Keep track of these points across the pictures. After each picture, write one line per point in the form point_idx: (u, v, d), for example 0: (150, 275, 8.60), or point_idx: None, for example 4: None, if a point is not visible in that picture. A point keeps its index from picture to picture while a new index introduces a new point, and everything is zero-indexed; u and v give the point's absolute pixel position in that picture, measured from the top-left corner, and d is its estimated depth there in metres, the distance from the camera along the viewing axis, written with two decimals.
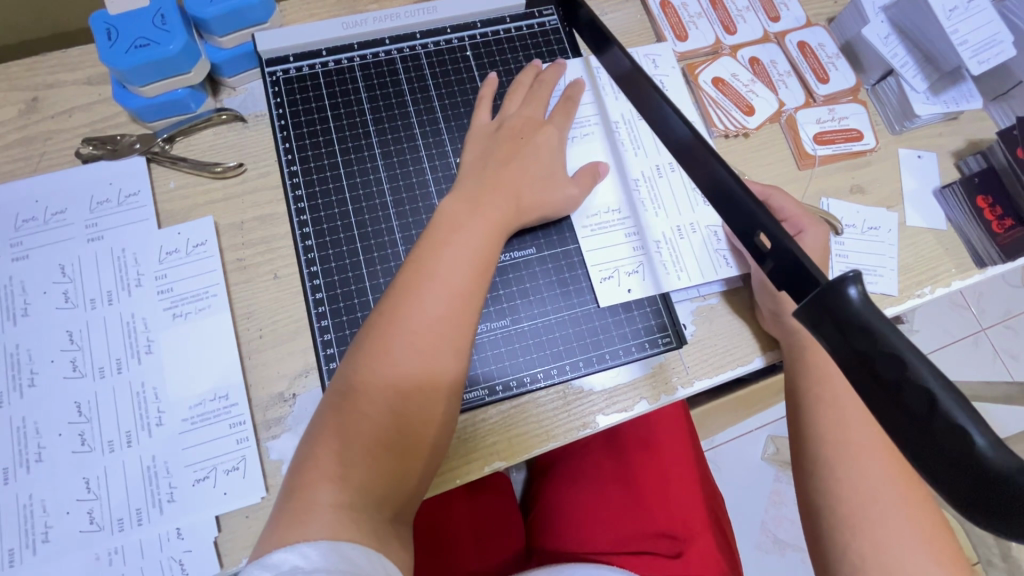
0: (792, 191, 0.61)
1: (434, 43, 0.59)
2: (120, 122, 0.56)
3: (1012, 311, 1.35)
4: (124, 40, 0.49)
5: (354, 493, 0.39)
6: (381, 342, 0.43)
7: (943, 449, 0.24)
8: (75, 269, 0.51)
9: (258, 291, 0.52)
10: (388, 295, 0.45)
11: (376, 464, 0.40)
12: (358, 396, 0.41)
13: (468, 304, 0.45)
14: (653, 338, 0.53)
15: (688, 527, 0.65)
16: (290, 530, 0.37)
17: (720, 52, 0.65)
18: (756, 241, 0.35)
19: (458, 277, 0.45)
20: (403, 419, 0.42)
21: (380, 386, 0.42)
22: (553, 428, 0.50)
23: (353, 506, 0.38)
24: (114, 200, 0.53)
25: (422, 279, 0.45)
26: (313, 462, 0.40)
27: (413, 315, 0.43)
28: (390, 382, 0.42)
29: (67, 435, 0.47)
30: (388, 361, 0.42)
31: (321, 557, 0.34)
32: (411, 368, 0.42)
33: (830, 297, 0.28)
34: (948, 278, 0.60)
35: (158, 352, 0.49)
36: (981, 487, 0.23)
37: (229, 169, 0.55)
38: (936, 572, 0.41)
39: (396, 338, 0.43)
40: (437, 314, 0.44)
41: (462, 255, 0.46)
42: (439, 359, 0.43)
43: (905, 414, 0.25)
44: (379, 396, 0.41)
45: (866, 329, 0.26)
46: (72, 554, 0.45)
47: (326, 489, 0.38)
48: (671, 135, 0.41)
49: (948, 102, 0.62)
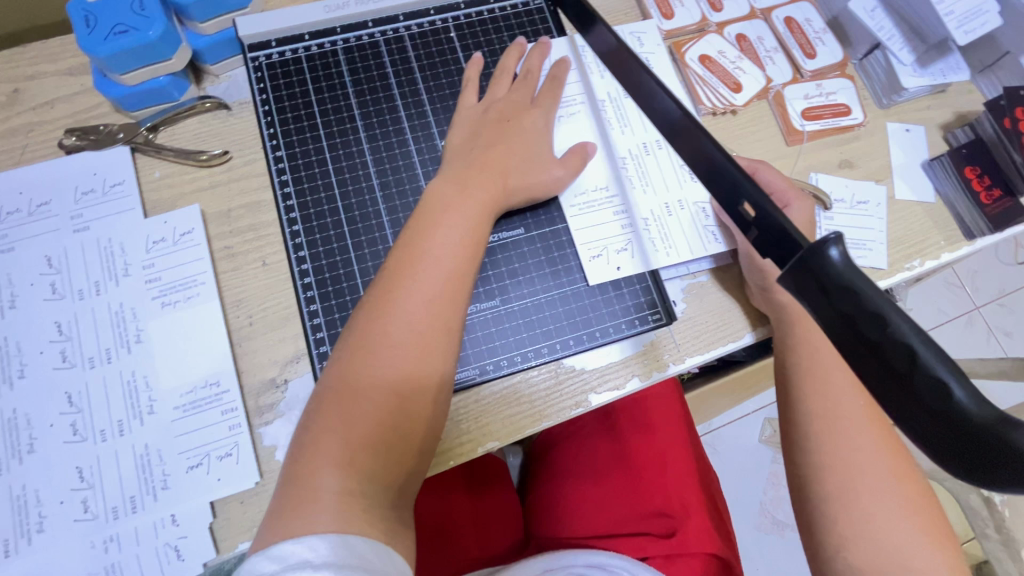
0: (782, 167, 0.61)
1: (417, 26, 0.59)
2: (103, 112, 0.56)
3: (1006, 289, 1.35)
4: (103, 27, 0.48)
5: (352, 474, 0.38)
6: (374, 323, 0.42)
7: (923, 405, 0.24)
8: (61, 260, 0.51)
9: (247, 278, 0.52)
10: (381, 277, 0.45)
11: (373, 444, 0.40)
12: (353, 378, 0.41)
13: (461, 283, 0.45)
14: (643, 315, 0.53)
15: (684, 505, 0.64)
16: (290, 516, 0.37)
17: (706, 29, 0.65)
18: (740, 209, 0.35)
19: (450, 256, 0.45)
20: (399, 400, 0.41)
21: (375, 367, 0.41)
22: (546, 408, 0.50)
23: (351, 488, 0.38)
24: (99, 190, 0.53)
25: (414, 259, 0.45)
26: (309, 445, 0.39)
27: (405, 294, 0.43)
28: (385, 362, 0.42)
29: (59, 426, 0.47)
30: (382, 342, 0.42)
31: (331, 550, 0.34)
32: (405, 348, 0.42)
33: (812, 260, 0.27)
34: (937, 251, 0.60)
35: (148, 341, 0.49)
36: (958, 439, 0.24)
37: (214, 157, 0.55)
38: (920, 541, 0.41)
39: (389, 318, 0.43)
40: (430, 293, 0.44)
41: (451, 233, 0.46)
42: (433, 338, 0.43)
43: (888, 372, 0.25)
44: (374, 377, 0.41)
45: (849, 289, 0.26)
46: (67, 543, 0.45)
47: (324, 472, 0.38)
48: (655, 110, 0.41)
49: (935, 74, 0.61)
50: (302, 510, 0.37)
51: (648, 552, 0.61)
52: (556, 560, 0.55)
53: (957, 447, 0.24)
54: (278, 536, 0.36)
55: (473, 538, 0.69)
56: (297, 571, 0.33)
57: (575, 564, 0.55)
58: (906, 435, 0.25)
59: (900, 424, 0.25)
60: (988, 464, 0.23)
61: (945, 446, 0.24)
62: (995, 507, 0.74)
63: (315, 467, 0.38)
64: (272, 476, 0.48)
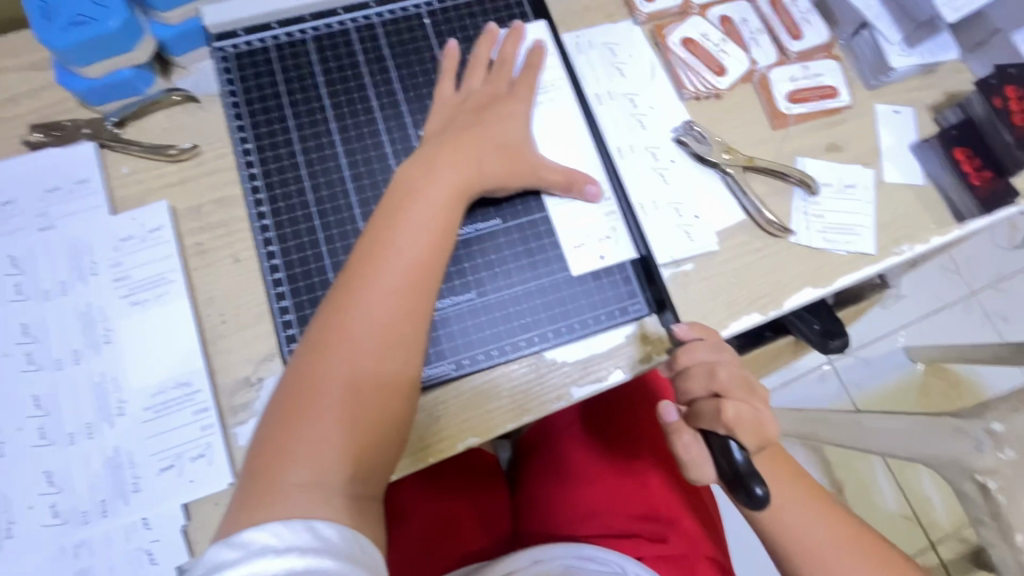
0: (768, 152, 0.60)
1: (389, 12, 0.57)
2: (69, 107, 0.54)
3: (1003, 273, 1.34)
4: (61, 18, 0.47)
5: (318, 466, 0.37)
6: (338, 313, 0.41)
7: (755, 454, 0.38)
8: (27, 259, 0.50)
9: (220, 275, 0.51)
10: (346, 267, 0.44)
11: (340, 434, 0.39)
12: (316, 368, 0.40)
13: (431, 270, 0.44)
14: (623, 306, 0.52)
15: (672, 511, 0.65)
16: (255, 506, 0.36)
17: (689, 12, 0.63)
18: None
19: (417, 244, 0.44)
20: (365, 389, 0.40)
21: (338, 357, 0.40)
22: (527, 403, 0.49)
23: (317, 479, 0.37)
24: (65, 187, 0.51)
25: (379, 246, 0.44)
26: (272, 438, 0.38)
27: (371, 287, 0.42)
28: (348, 356, 0.40)
29: (27, 429, 0.46)
30: (346, 336, 0.41)
31: (295, 536, 0.34)
32: (370, 339, 0.41)
33: None
34: (927, 234, 0.58)
35: (117, 342, 0.48)
36: None
37: (184, 151, 0.53)
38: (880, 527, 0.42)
39: (354, 311, 0.42)
40: (394, 281, 0.43)
41: (418, 223, 0.45)
42: (400, 327, 0.42)
43: None
44: (339, 367, 0.40)
45: None
46: (36, 547, 0.44)
47: (289, 469, 0.37)
48: None
49: (924, 54, 0.60)
50: (268, 500, 0.36)
51: (641, 554, 0.61)
52: (544, 551, 0.54)
53: None
54: (241, 523, 0.35)
55: (459, 534, 0.68)
56: (258, 557, 0.33)
57: (564, 556, 0.54)
58: None
59: None
60: None
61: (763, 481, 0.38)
62: (991, 493, 0.69)
63: (280, 459, 0.37)
64: None
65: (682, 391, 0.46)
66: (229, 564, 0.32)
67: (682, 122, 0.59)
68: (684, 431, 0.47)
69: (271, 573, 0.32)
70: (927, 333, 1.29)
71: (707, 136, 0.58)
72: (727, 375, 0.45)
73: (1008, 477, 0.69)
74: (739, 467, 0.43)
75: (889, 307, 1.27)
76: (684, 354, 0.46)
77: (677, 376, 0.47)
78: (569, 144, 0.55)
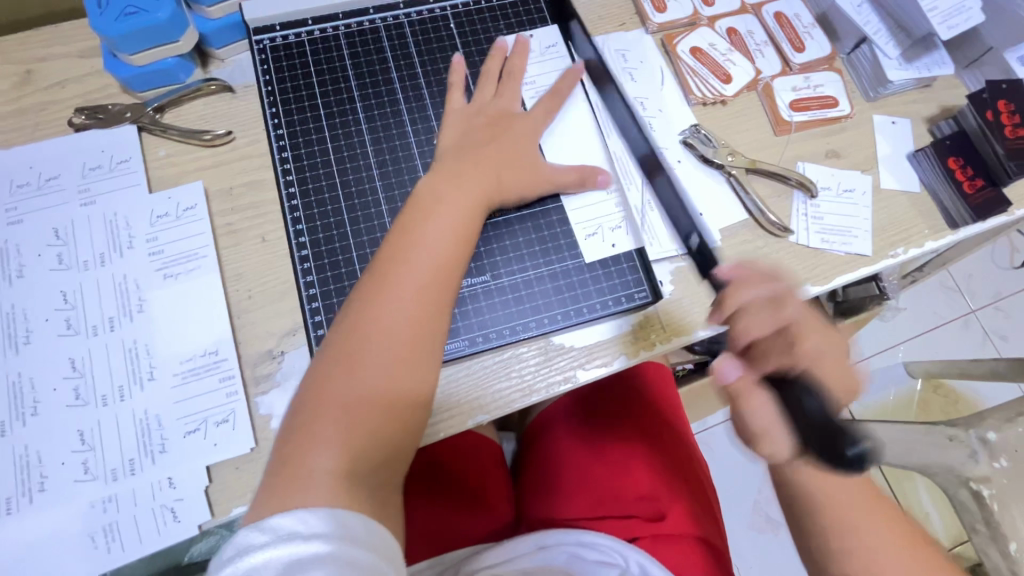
0: (770, 156, 0.63)
1: (417, 13, 0.60)
2: (112, 93, 0.58)
3: (1002, 293, 1.36)
4: (114, 8, 0.50)
5: (344, 455, 0.40)
6: (364, 311, 0.44)
7: (787, 409, 0.40)
8: (68, 232, 0.53)
9: (247, 253, 0.54)
10: (375, 265, 0.47)
11: (365, 428, 0.41)
12: (343, 363, 0.42)
13: (448, 275, 0.47)
14: (630, 292, 0.54)
15: (671, 490, 0.66)
16: (283, 491, 0.38)
17: (698, 23, 0.66)
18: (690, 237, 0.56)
19: (440, 246, 0.47)
20: (385, 388, 0.42)
21: (364, 353, 0.43)
22: (534, 383, 0.52)
23: (343, 467, 0.39)
24: (106, 166, 0.55)
25: (405, 249, 0.47)
26: (300, 426, 0.41)
27: (398, 286, 0.45)
28: (373, 350, 0.43)
29: (62, 390, 0.49)
30: (374, 331, 0.43)
31: (318, 522, 0.35)
32: (395, 335, 0.44)
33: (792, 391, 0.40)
34: (921, 239, 0.61)
35: (150, 311, 0.51)
36: (824, 442, 0.38)
37: (218, 137, 0.57)
38: None
39: (382, 308, 0.44)
40: (417, 284, 0.45)
41: (441, 227, 0.48)
42: (419, 328, 0.45)
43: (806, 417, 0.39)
44: (364, 364, 0.42)
45: (796, 390, 0.40)
46: (66, 501, 0.46)
47: (316, 456, 0.39)
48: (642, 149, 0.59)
49: (920, 68, 0.63)
50: (296, 486, 0.38)
51: (637, 533, 0.62)
52: (549, 537, 0.57)
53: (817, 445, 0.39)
54: (272, 506, 0.37)
55: (470, 515, 0.71)
56: (285, 542, 0.34)
57: (567, 542, 0.56)
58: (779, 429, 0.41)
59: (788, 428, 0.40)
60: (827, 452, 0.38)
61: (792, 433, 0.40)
62: (984, 501, 0.70)
63: (306, 448, 0.40)
64: (265, 443, 0.49)
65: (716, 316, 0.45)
66: (258, 548, 0.34)
67: (689, 126, 0.62)
68: (750, 387, 0.42)
69: (298, 558, 0.33)
70: (926, 348, 1.31)
71: (712, 138, 0.61)
72: (791, 312, 0.44)
73: (1002, 486, 0.70)
74: (829, 421, 0.38)
75: (888, 320, 1.29)
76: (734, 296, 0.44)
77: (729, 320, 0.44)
78: (582, 146, 0.58)
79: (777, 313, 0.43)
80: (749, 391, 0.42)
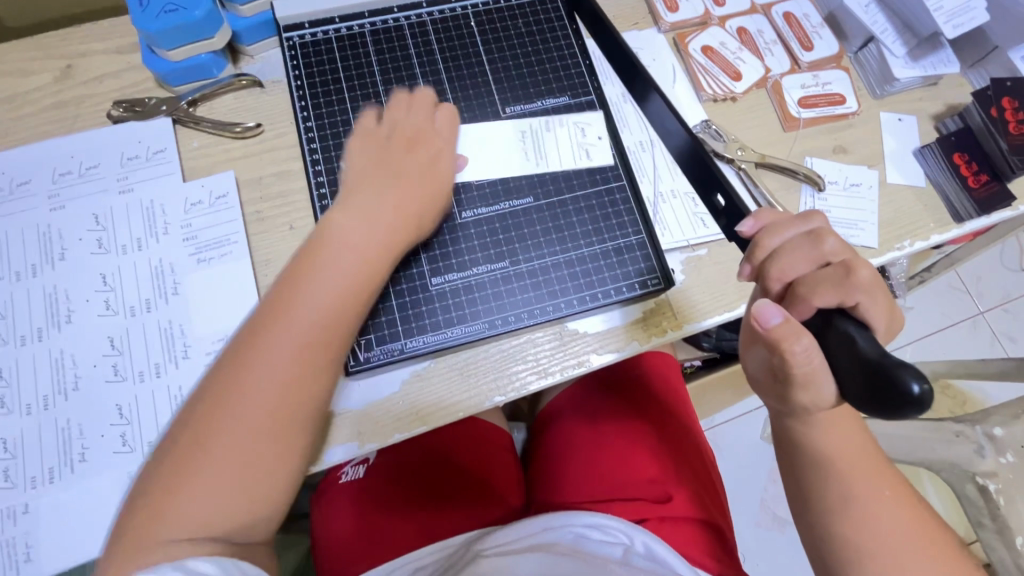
0: (779, 152, 0.65)
1: (439, 12, 0.63)
2: (148, 87, 0.61)
3: (1010, 294, 1.37)
4: (155, 5, 0.53)
5: (207, 496, 0.40)
6: (257, 337, 0.43)
7: (833, 349, 0.37)
8: (108, 218, 0.55)
9: (276, 240, 0.56)
10: (276, 287, 0.45)
11: (241, 461, 0.41)
12: (227, 391, 0.42)
13: (337, 321, 0.45)
14: (643, 279, 0.56)
15: (677, 474, 0.69)
16: (140, 526, 0.38)
17: (709, 22, 0.68)
18: (714, 198, 0.50)
19: (345, 273, 0.46)
20: (260, 432, 0.41)
21: (246, 379, 0.42)
22: (550, 366, 0.54)
23: (206, 512, 0.39)
24: (143, 156, 0.58)
25: (307, 274, 0.45)
26: (176, 454, 0.40)
27: (296, 313, 0.44)
28: (258, 380, 0.42)
29: (102, 366, 0.51)
30: (262, 359, 0.42)
31: None
32: (279, 367, 0.42)
33: (836, 328, 0.37)
34: (927, 232, 0.63)
35: (184, 293, 0.54)
36: (880, 385, 0.32)
37: (248, 129, 0.59)
38: (875, 493, 0.45)
39: (275, 337, 0.43)
40: (315, 311, 0.44)
41: (349, 253, 0.47)
42: (296, 378, 0.43)
43: (851, 347, 0.36)
44: (245, 394, 0.41)
45: (842, 331, 0.37)
46: (104, 471, 0.49)
47: (190, 494, 0.39)
48: (669, 132, 0.52)
49: (926, 67, 0.65)
50: (150, 522, 0.38)
51: (646, 515, 0.65)
52: (556, 519, 0.59)
53: (867, 387, 0.33)
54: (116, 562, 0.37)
55: (482, 498, 0.72)
56: None
57: (573, 524, 0.58)
58: (846, 385, 0.35)
59: (840, 372, 0.36)
60: (888, 402, 0.32)
61: (838, 380, 0.36)
62: (991, 496, 0.69)
63: (167, 489, 0.39)
64: None
65: (749, 265, 0.43)
66: None
67: (701, 121, 0.64)
68: (799, 333, 0.36)
69: None
70: (934, 348, 1.31)
71: (722, 134, 0.63)
72: (833, 243, 0.41)
73: (1008, 480, 0.70)
74: (866, 351, 0.35)
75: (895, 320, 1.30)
76: (768, 236, 0.42)
77: (764, 264, 0.42)
78: (496, 162, 0.58)
79: (818, 244, 0.41)
80: (795, 336, 0.36)
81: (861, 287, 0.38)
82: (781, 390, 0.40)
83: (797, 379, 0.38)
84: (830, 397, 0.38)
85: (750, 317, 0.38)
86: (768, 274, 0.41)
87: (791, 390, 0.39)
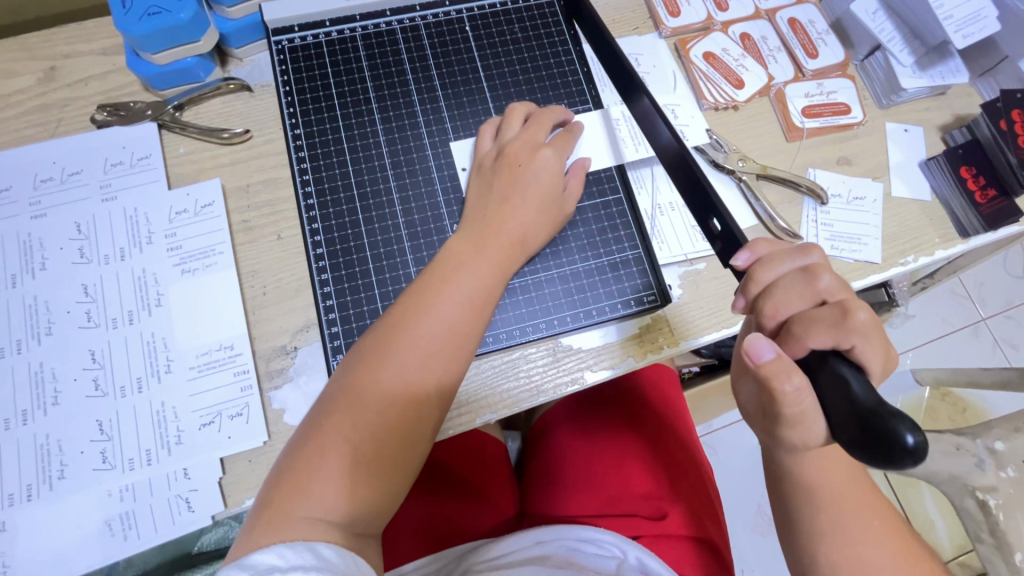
0: (781, 162, 0.63)
1: (433, 15, 0.61)
2: (135, 90, 0.59)
3: (1013, 301, 1.35)
4: (138, 8, 0.51)
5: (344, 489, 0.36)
6: (405, 323, 0.42)
7: (825, 391, 0.35)
8: (90, 227, 0.54)
9: (262, 250, 0.55)
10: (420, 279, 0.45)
11: (374, 452, 0.38)
12: (372, 374, 0.40)
13: (476, 320, 0.45)
14: (639, 296, 0.55)
15: (673, 490, 0.67)
16: (266, 524, 0.34)
17: (711, 28, 0.67)
18: (709, 222, 0.48)
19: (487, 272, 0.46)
20: (396, 414, 0.40)
21: (389, 366, 0.41)
22: (542, 383, 0.53)
23: (340, 503, 0.36)
24: (127, 162, 0.56)
25: (452, 267, 0.45)
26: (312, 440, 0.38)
27: (441, 303, 0.43)
28: (402, 371, 0.41)
29: (82, 380, 0.50)
30: (408, 345, 0.41)
31: (297, 555, 0.32)
32: (422, 356, 0.41)
33: (828, 368, 0.36)
34: (932, 247, 0.61)
35: (168, 305, 0.52)
36: (874, 434, 0.31)
37: (236, 135, 0.57)
38: (870, 519, 0.44)
39: (422, 323, 0.42)
40: (463, 301, 0.44)
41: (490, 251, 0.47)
42: (439, 368, 0.42)
43: (843, 391, 0.34)
44: (387, 379, 0.40)
45: (835, 371, 0.35)
46: (84, 489, 0.48)
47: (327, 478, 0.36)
48: (663, 146, 0.50)
49: (934, 76, 0.63)
50: (280, 519, 0.34)
51: (640, 531, 0.63)
52: (549, 533, 0.58)
53: (859, 434, 0.32)
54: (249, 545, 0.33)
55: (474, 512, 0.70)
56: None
57: (567, 537, 0.57)
58: (837, 431, 0.34)
59: (833, 415, 0.34)
60: (882, 452, 0.30)
61: (829, 421, 0.35)
62: (990, 510, 0.68)
63: (311, 460, 0.37)
64: (278, 437, 0.50)
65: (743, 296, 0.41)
66: None
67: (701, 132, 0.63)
68: (790, 372, 0.35)
69: None
70: (936, 356, 1.30)
71: (724, 144, 0.62)
72: (829, 279, 0.39)
73: (1009, 496, 0.69)
74: (860, 396, 0.33)
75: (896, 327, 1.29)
76: (763, 270, 0.41)
77: (758, 298, 0.41)
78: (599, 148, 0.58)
79: (813, 280, 0.39)
80: (786, 374, 0.35)
81: (858, 333, 0.36)
82: (771, 421, 0.39)
83: (786, 418, 0.37)
84: (820, 437, 0.37)
85: (741, 349, 0.37)
86: (761, 310, 0.40)
87: (780, 427, 0.38)
